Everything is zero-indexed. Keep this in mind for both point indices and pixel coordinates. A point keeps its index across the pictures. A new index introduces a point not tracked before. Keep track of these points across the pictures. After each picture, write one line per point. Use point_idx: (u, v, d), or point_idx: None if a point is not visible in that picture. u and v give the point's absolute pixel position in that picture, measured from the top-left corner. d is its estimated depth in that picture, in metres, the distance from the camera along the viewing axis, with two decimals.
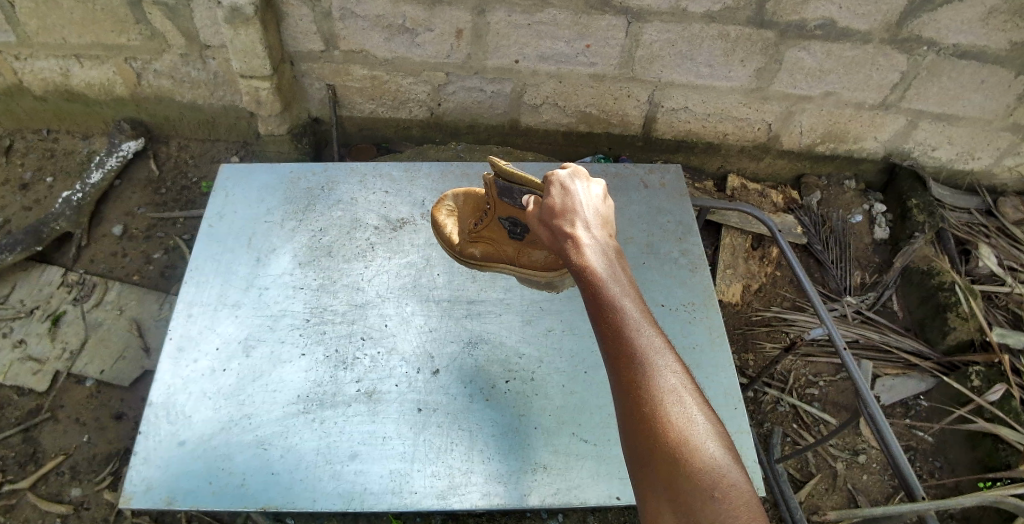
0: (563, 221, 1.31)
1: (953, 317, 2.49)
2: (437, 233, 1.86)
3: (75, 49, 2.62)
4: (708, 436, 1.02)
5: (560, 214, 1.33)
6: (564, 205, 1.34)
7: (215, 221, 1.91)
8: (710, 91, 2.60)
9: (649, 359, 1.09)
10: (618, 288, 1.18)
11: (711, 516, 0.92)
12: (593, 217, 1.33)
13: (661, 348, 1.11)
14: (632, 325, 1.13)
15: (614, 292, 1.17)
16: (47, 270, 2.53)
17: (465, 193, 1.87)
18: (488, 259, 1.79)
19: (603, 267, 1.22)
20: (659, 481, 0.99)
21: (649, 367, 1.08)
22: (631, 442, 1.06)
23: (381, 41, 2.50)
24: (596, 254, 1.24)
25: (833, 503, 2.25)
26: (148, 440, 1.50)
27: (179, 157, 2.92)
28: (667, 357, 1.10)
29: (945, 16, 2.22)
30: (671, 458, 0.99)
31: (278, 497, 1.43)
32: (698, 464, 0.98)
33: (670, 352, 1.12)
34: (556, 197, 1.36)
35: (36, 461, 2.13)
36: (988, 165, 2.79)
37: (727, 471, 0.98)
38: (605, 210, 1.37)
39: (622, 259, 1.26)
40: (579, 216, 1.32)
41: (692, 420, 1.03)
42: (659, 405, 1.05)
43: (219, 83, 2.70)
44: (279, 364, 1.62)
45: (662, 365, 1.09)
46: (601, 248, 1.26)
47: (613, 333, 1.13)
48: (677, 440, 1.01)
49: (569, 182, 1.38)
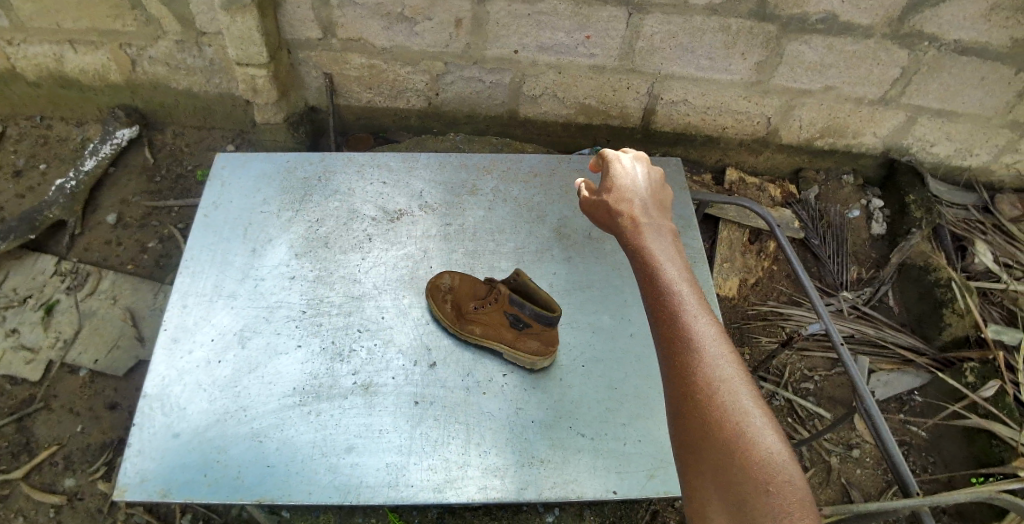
0: (622, 203, 1.34)
1: (949, 313, 2.52)
2: (434, 307, 1.68)
3: (69, 34, 2.58)
4: (764, 429, 1.02)
5: (616, 192, 1.35)
6: (624, 188, 1.36)
7: (210, 211, 1.88)
8: (710, 84, 2.59)
9: (703, 347, 1.10)
10: (674, 274, 1.20)
11: (763, 505, 0.94)
12: (650, 202, 1.35)
13: (716, 338, 1.12)
14: (688, 314, 1.14)
15: (669, 277, 1.19)
16: (40, 258, 2.51)
17: (460, 273, 1.71)
18: (485, 335, 1.64)
19: (659, 252, 1.24)
20: (711, 466, 1.01)
21: (703, 356, 1.10)
22: (681, 428, 1.08)
23: (380, 29, 2.47)
24: (653, 239, 1.27)
25: (826, 497, 2.27)
26: (141, 432, 1.49)
27: (174, 144, 2.89)
28: (721, 346, 1.11)
29: (948, 12, 2.21)
30: (724, 449, 1.01)
31: (273, 489, 1.42)
32: (754, 457, 0.99)
33: (725, 342, 1.12)
34: (616, 180, 1.37)
35: (29, 451, 2.12)
36: (986, 162, 2.78)
37: (782, 465, 0.98)
38: (662, 197, 1.38)
39: (678, 246, 1.28)
40: (636, 200, 1.34)
41: (746, 411, 1.04)
42: (713, 392, 1.06)
43: (216, 69, 2.66)
44: (275, 356, 1.61)
45: (715, 353, 1.10)
46: (658, 233, 1.28)
47: (668, 319, 1.15)
48: (729, 429, 1.02)
49: (629, 169, 1.40)
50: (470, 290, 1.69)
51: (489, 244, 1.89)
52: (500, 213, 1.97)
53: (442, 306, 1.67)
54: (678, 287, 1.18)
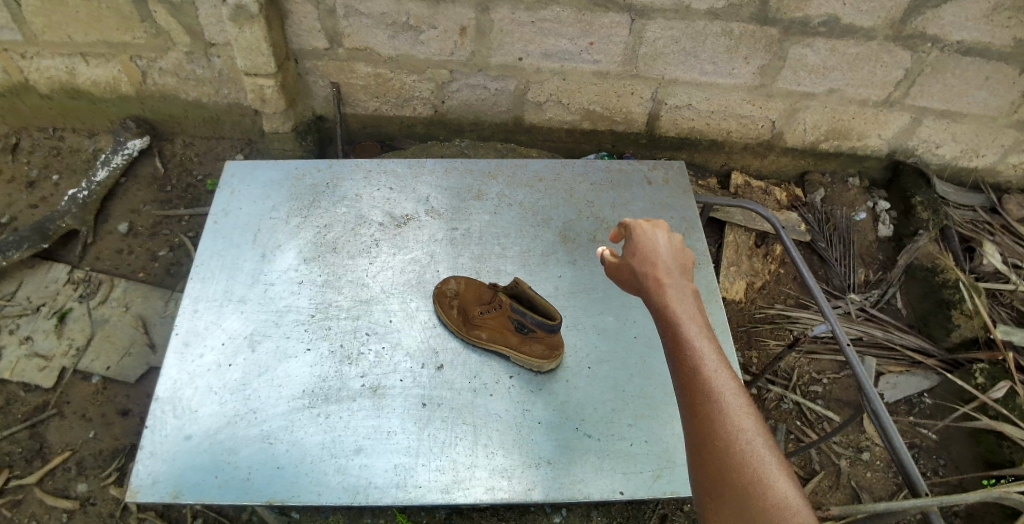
0: (645, 263, 1.30)
1: (957, 314, 2.50)
2: (440, 312, 1.70)
3: (81, 47, 2.64)
4: (782, 478, 1.01)
5: (638, 252, 1.32)
6: (645, 247, 1.32)
7: (220, 218, 1.91)
8: (713, 89, 2.60)
9: (722, 399, 1.09)
10: (694, 327, 1.18)
11: None
12: (672, 258, 1.31)
13: (734, 388, 1.11)
14: (708, 368, 1.12)
15: (688, 331, 1.17)
16: (53, 267, 2.54)
17: (466, 277, 1.76)
18: (492, 341, 1.65)
19: (680, 307, 1.21)
20: (730, 515, 1.01)
21: (720, 407, 1.08)
22: (701, 476, 1.07)
23: (384, 38, 2.51)
24: (675, 294, 1.24)
25: (836, 500, 2.25)
26: (153, 435, 1.51)
27: (184, 155, 2.94)
28: (739, 398, 1.09)
29: (949, 13, 2.22)
30: (743, 500, 1.00)
31: (283, 490, 1.44)
32: (771, 507, 0.98)
33: (743, 392, 1.11)
34: (638, 240, 1.34)
35: (43, 457, 2.15)
36: (992, 163, 2.78)
37: (799, 515, 0.97)
38: (685, 251, 1.33)
39: (699, 299, 1.25)
40: (658, 257, 1.30)
41: (764, 460, 1.03)
42: (731, 441, 1.05)
43: (224, 80, 2.70)
44: (284, 359, 1.63)
45: (734, 404, 1.08)
46: (680, 287, 1.25)
47: (687, 371, 1.14)
48: (747, 479, 1.01)
49: (649, 226, 1.36)
50: (476, 294, 1.73)
51: (496, 247, 1.91)
52: (506, 217, 1.99)
53: (448, 310, 1.69)
54: (697, 340, 1.16)
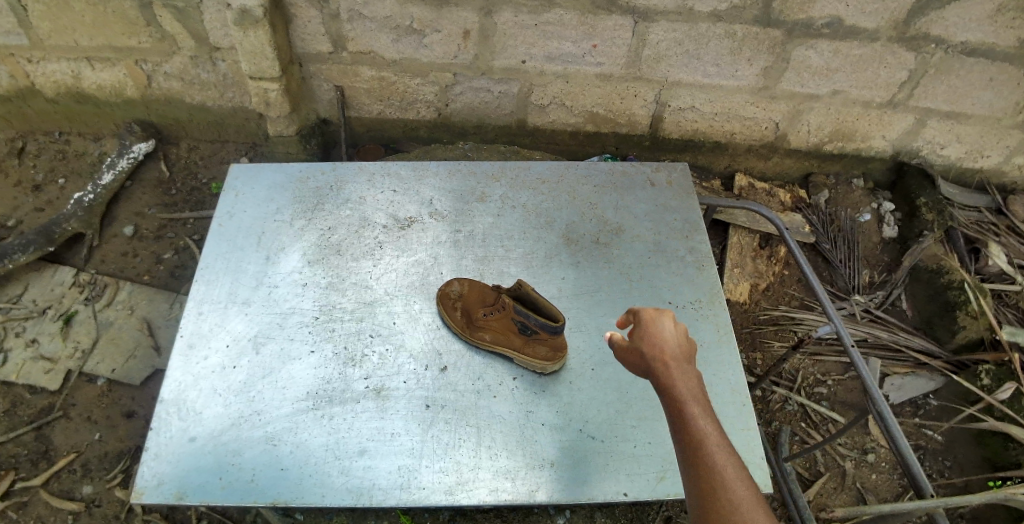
0: (656, 350, 1.23)
1: (962, 315, 2.48)
2: (444, 314, 1.70)
3: (87, 52, 2.65)
4: None
5: (648, 339, 1.25)
6: (655, 334, 1.25)
7: (224, 220, 1.92)
8: (717, 90, 2.60)
9: (731, 492, 1.06)
10: (702, 418, 1.15)
11: None
12: (681, 344, 1.25)
13: (743, 480, 1.08)
14: (716, 460, 1.10)
15: (698, 421, 1.14)
16: (59, 270, 2.56)
17: (470, 280, 1.76)
18: (496, 342, 1.65)
19: (691, 397, 1.17)
20: None
21: (729, 499, 1.06)
22: None
23: (388, 42, 2.52)
24: (684, 381, 1.19)
25: (841, 502, 2.24)
26: (158, 436, 1.51)
27: (189, 158, 2.95)
28: (748, 490, 1.07)
29: (953, 14, 2.21)
30: None
31: (287, 492, 1.44)
32: None
33: (751, 484, 1.08)
34: (648, 326, 1.26)
35: (48, 459, 2.15)
36: (997, 164, 2.77)
37: None
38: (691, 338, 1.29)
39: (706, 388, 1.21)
40: (668, 344, 1.24)
41: None
42: None
43: (229, 84, 2.72)
44: (289, 361, 1.64)
45: (743, 498, 1.05)
46: (689, 376, 1.21)
47: (696, 462, 1.11)
48: None
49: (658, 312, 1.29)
50: (479, 296, 1.72)
51: (499, 249, 1.91)
52: (509, 219, 1.99)
53: (451, 311, 1.69)
54: (705, 430, 1.13)
